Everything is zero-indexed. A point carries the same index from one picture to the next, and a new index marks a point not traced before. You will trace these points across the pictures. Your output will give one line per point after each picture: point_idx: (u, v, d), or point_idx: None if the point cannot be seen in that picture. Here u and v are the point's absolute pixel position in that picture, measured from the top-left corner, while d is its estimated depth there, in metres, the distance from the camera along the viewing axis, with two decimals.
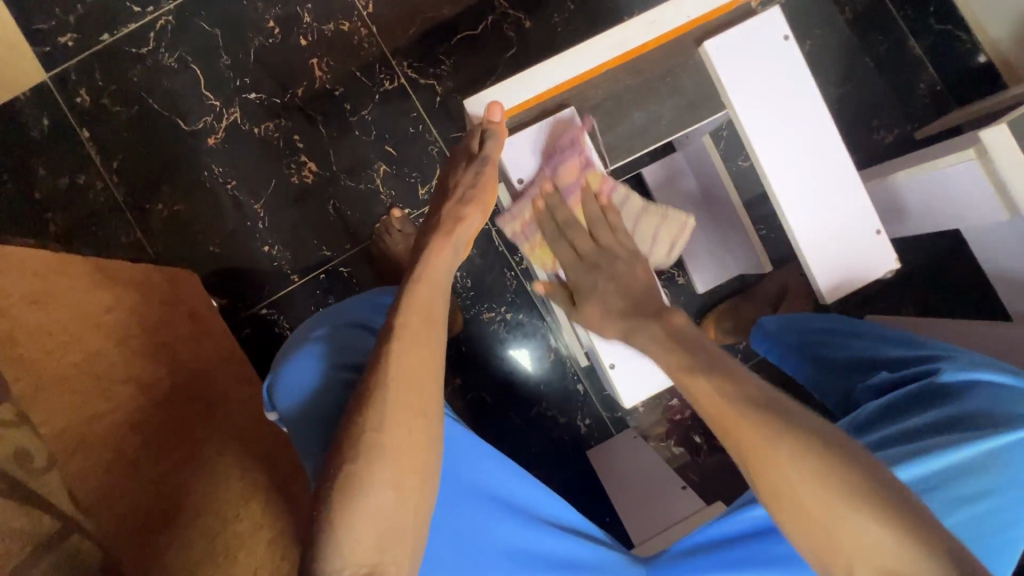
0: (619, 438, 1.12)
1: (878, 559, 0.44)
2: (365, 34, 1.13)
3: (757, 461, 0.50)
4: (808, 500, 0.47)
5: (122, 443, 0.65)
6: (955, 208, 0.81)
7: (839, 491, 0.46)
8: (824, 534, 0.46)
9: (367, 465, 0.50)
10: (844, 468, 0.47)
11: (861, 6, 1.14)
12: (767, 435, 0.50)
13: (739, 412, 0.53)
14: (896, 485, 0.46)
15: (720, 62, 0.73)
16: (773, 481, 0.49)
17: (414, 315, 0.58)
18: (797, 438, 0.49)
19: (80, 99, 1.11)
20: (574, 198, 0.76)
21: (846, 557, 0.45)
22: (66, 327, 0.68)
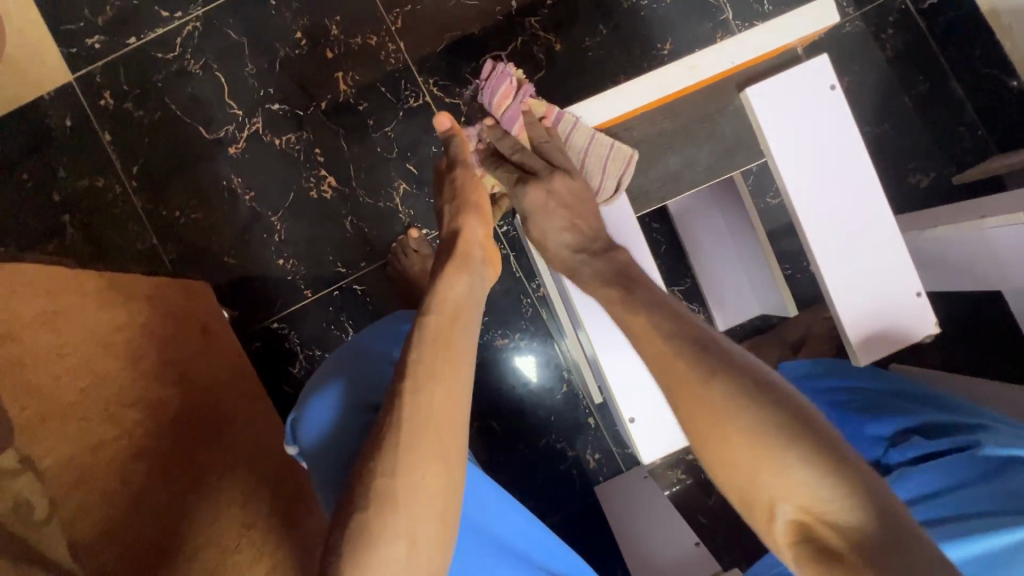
0: (629, 476, 1.09)
1: (797, 499, 0.43)
2: (393, 49, 1.12)
3: (683, 396, 0.50)
4: (737, 455, 0.46)
5: (128, 474, 0.63)
6: (1002, 269, 0.77)
7: (762, 439, 0.45)
8: (746, 482, 0.46)
9: (380, 513, 0.50)
10: (768, 413, 0.46)
11: (903, 44, 1.10)
12: (700, 388, 0.49)
13: (672, 352, 0.53)
14: (821, 430, 0.45)
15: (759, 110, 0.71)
16: (699, 438, 0.49)
17: (428, 351, 0.58)
18: (727, 379, 0.49)
19: (103, 102, 1.10)
20: (517, 127, 0.81)
21: (767, 496, 0.45)
22: (77, 348, 0.67)
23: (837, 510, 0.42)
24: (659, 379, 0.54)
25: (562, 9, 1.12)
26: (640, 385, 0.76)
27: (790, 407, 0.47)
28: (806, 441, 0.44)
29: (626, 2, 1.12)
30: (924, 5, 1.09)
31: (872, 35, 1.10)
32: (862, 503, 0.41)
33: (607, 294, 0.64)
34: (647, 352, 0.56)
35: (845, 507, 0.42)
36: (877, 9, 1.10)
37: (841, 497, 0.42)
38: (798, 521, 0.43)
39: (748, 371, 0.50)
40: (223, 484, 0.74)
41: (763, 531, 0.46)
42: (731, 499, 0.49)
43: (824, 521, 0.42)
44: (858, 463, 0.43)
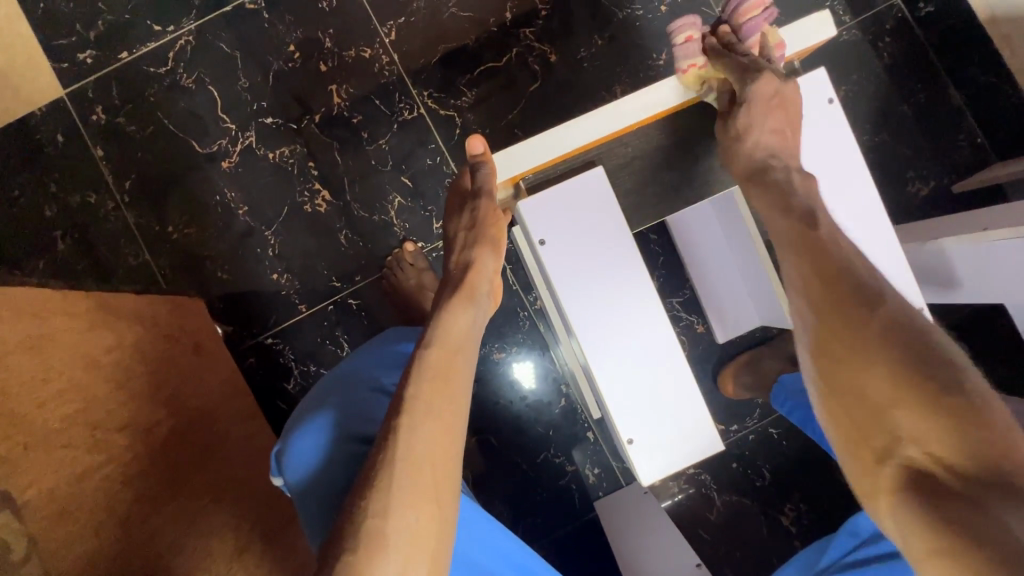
0: (629, 491, 1.07)
1: (924, 440, 0.46)
2: (387, 61, 1.11)
3: (834, 330, 0.54)
4: (869, 391, 0.50)
5: (115, 501, 0.62)
6: (1005, 283, 0.75)
7: (902, 379, 0.48)
8: (870, 417, 0.50)
9: (369, 555, 0.49)
10: (920, 358, 0.48)
11: (900, 52, 1.09)
12: (859, 318, 0.53)
13: (840, 287, 0.56)
14: (973, 389, 0.46)
15: (769, 104, 0.68)
16: (839, 371, 0.52)
17: (425, 388, 0.60)
18: (891, 322, 0.51)
19: (95, 117, 1.09)
20: (752, 40, 0.73)
21: (888, 435, 0.48)
22: (62, 373, 0.66)
23: (961, 458, 0.44)
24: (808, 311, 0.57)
25: (557, 20, 1.11)
26: (636, 405, 0.75)
27: (941, 357, 0.48)
28: (953, 392, 0.46)
29: (621, 13, 1.11)
30: (920, 13, 1.09)
31: (869, 43, 1.10)
32: (985, 455, 0.44)
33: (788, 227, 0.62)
34: (801, 283, 0.59)
35: (967, 455, 0.44)
36: (873, 17, 1.10)
37: (967, 447, 0.44)
38: (913, 462, 0.47)
39: (913, 321, 0.52)
40: (212, 509, 0.74)
41: (868, 469, 0.50)
42: (841, 436, 0.53)
43: (943, 465, 0.45)
44: (1003, 426, 0.45)
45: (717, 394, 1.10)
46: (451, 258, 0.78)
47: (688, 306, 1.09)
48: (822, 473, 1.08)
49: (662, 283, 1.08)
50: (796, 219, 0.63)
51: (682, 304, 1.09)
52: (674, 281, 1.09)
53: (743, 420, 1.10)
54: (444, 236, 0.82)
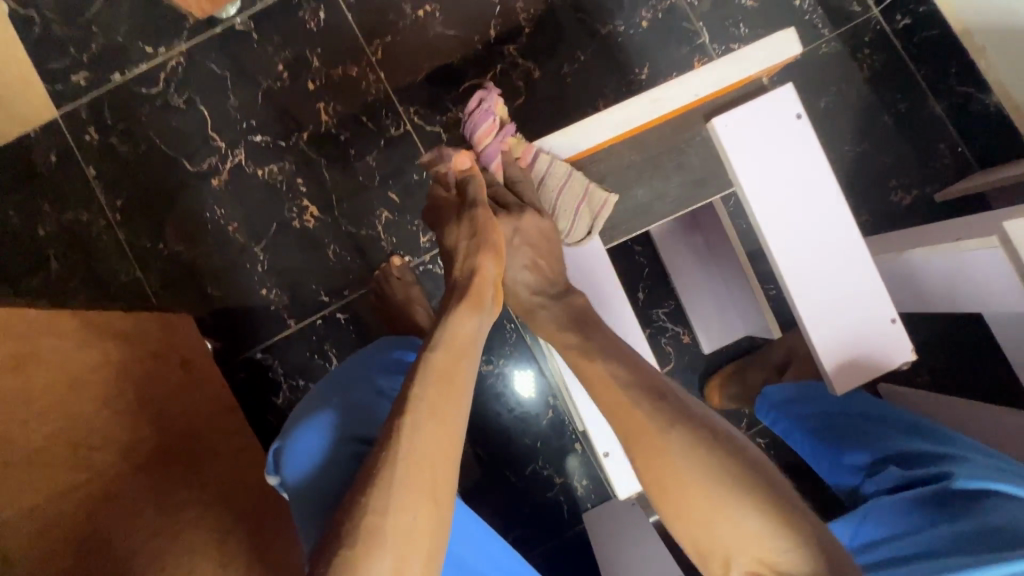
0: (618, 502, 1.06)
1: (749, 548, 0.51)
2: (373, 79, 1.13)
3: (646, 445, 0.58)
4: (693, 507, 0.54)
5: (98, 516, 0.64)
6: (982, 293, 0.76)
7: (715, 489, 0.53)
8: (700, 531, 0.54)
9: (365, 552, 0.50)
10: (726, 465, 0.54)
11: (879, 63, 1.11)
12: (660, 435, 0.57)
13: (634, 403, 0.61)
14: (767, 486, 0.53)
15: (518, 243, 0.78)
16: (660, 486, 0.56)
17: (430, 389, 0.60)
18: (690, 433, 0.57)
19: (88, 138, 1.11)
20: (495, 164, 0.81)
21: (722, 547, 0.52)
22: (46, 393, 0.68)
23: (787, 559, 0.50)
24: (617, 425, 0.62)
25: (540, 37, 1.13)
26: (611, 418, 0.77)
27: (741, 461, 0.55)
28: (755, 491, 0.53)
29: (604, 29, 1.13)
30: (898, 25, 1.10)
31: (849, 54, 1.11)
32: (801, 551, 0.49)
33: (569, 342, 0.71)
34: (607, 402, 0.63)
35: (789, 555, 0.50)
36: (852, 29, 1.11)
37: (786, 546, 0.50)
38: (750, 570, 0.51)
39: (702, 424, 0.58)
40: (197, 523, 0.74)
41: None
42: (688, 550, 0.56)
43: (775, 570, 0.50)
44: (802, 514, 0.52)
45: None
46: (454, 270, 0.76)
47: (674, 317, 1.09)
48: (811, 483, 1.08)
49: (648, 294, 1.09)
50: (574, 338, 0.71)
51: (667, 315, 1.08)
52: (661, 292, 1.09)
53: None
54: (442, 246, 0.79)
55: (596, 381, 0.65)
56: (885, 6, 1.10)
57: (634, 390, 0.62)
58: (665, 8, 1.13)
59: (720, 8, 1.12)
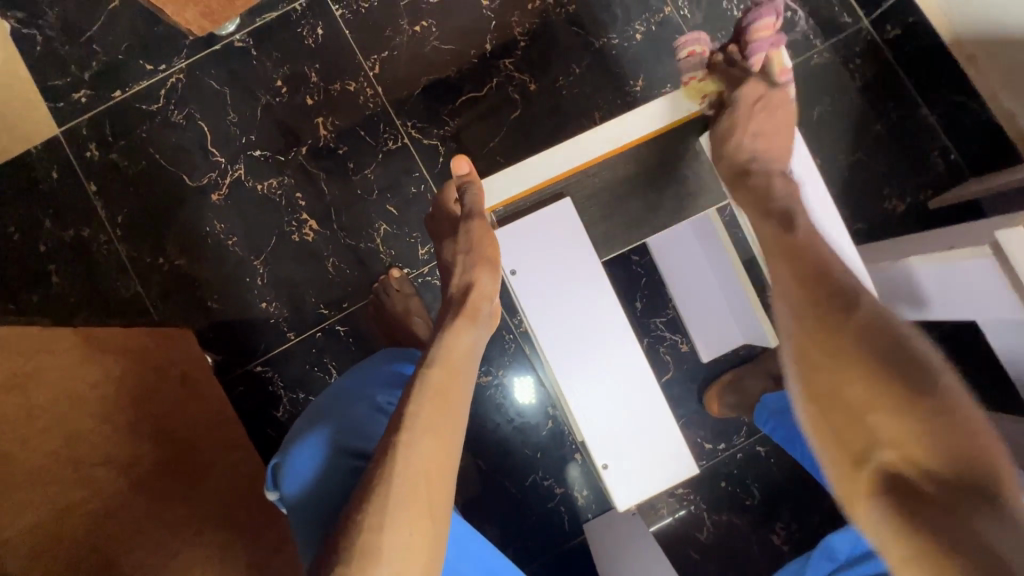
0: (618, 512, 1.06)
1: (899, 443, 0.47)
2: (371, 94, 1.14)
3: (816, 334, 0.55)
4: (852, 390, 0.50)
5: (100, 533, 0.64)
6: (974, 303, 0.76)
7: (888, 380, 0.49)
8: (845, 417, 0.50)
9: (362, 567, 0.50)
10: (901, 362, 0.50)
11: (870, 73, 1.12)
12: (840, 329, 0.54)
13: (825, 297, 0.58)
14: (949, 396, 0.48)
15: (754, 106, 0.77)
16: (820, 367, 0.53)
17: (426, 405, 0.61)
18: (873, 331, 0.53)
19: (89, 154, 1.13)
20: (756, 60, 0.77)
21: (865, 436, 0.49)
22: (48, 412, 0.68)
23: (937, 463, 0.45)
24: (791, 313, 0.59)
25: (536, 50, 1.14)
26: (609, 430, 0.78)
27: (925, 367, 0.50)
28: (926, 392, 0.48)
29: (598, 42, 1.14)
30: (888, 35, 1.11)
31: (841, 64, 1.13)
32: (954, 455, 0.45)
33: (770, 235, 0.68)
34: (796, 292, 0.60)
35: (942, 457, 0.45)
36: (843, 40, 1.13)
37: (941, 450, 0.46)
38: (889, 464, 0.47)
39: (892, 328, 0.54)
40: (197, 540, 0.74)
41: (837, 467, 0.50)
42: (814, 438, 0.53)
43: (918, 470, 0.46)
44: (979, 433, 0.47)
45: (703, 413, 1.10)
46: (452, 282, 0.78)
47: (670, 326, 1.10)
48: (810, 491, 1.08)
49: (646, 302, 1.09)
50: (777, 221, 0.69)
51: (665, 324, 1.10)
52: (658, 301, 1.10)
53: (730, 439, 1.10)
54: (442, 262, 0.82)
55: (784, 279, 0.63)
56: (874, 17, 1.12)
57: (825, 286, 0.59)
58: (658, 21, 1.14)
59: (713, 21, 1.14)
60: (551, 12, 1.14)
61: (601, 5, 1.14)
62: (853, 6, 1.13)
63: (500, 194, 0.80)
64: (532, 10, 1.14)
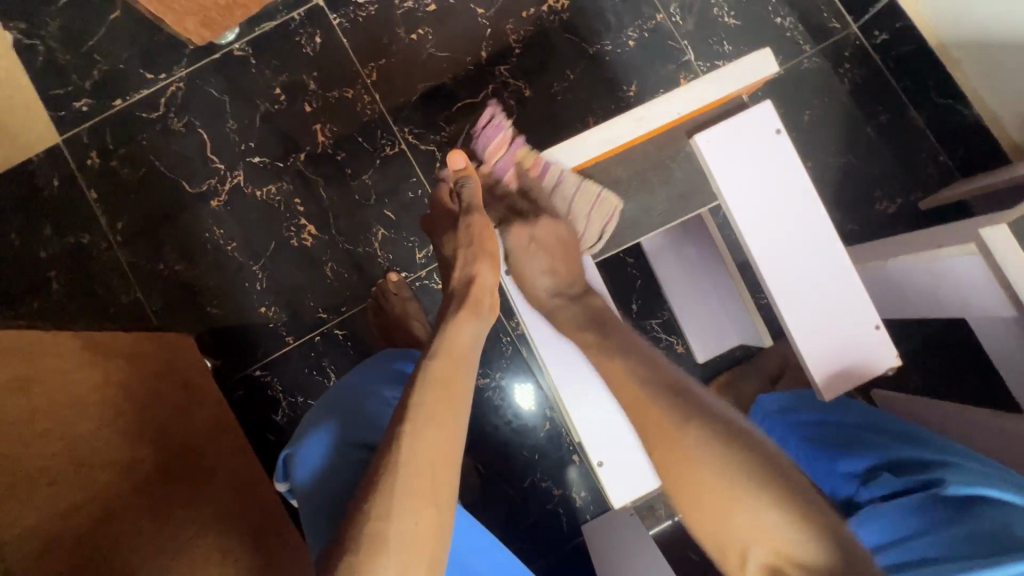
0: (617, 515, 1.04)
1: (766, 542, 0.51)
2: (369, 101, 1.16)
3: (661, 439, 0.59)
4: (712, 496, 0.54)
5: (99, 534, 0.65)
6: (963, 299, 0.78)
7: (734, 480, 0.54)
8: (718, 526, 0.54)
9: (367, 558, 0.51)
10: (742, 463, 0.55)
11: (859, 77, 1.15)
12: (676, 434, 0.58)
13: (649, 398, 0.62)
14: (788, 478, 0.54)
15: (530, 248, 0.82)
16: (678, 474, 0.57)
17: (430, 396, 0.62)
18: (704, 429, 0.58)
19: (90, 162, 1.14)
20: (507, 173, 0.87)
21: (741, 541, 0.53)
22: (50, 413, 0.69)
23: (805, 554, 0.50)
24: (634, 418, 0.63)
25: (530, 57, 1.16)
26: (608, 429, 0.79)
27: (758, 455, 0.55)
28: (773, 480, 0.53)
29: (592, 48, 1.16)
30: (877, 40, 1.13)
31: (830, 69, 1.15)
32: (819, 543, 0.50)
33: (585, 339, 0.74)
34: (624, 397, 0.65)
35: (808, 549, 0.50)
36: (832, 45, 1.15)
37: (805, 541, 0.50)
38: (768, 563, 0.51)
39: (712, 416, 0.59)
40: (196, 542, 0.74)
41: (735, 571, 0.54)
42: (705, 542, 0.56)
43: (793, 564, 0.50)
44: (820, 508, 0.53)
45: None
46: (452, 276, 0.80)
47: (666, 327, 1.11)
48: None
49: (641, 304, 1.11)
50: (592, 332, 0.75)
51: (660, 325, 1.10)
52: (653, 302, 1.11)
53: None
54: (442, 257, 0.84)
55: (613, 379, 0.67)
56: (863, 22, 1.14)
57: (651, 387, 0.63)
58: (650, 28, 1.16)
59: (703, 28, 1.16)
60: (545, 20, 1.16)
61: (594, 13, 1.16)
62: (842, 11, 1.15)
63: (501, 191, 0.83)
64: (526, 18, 1.16)
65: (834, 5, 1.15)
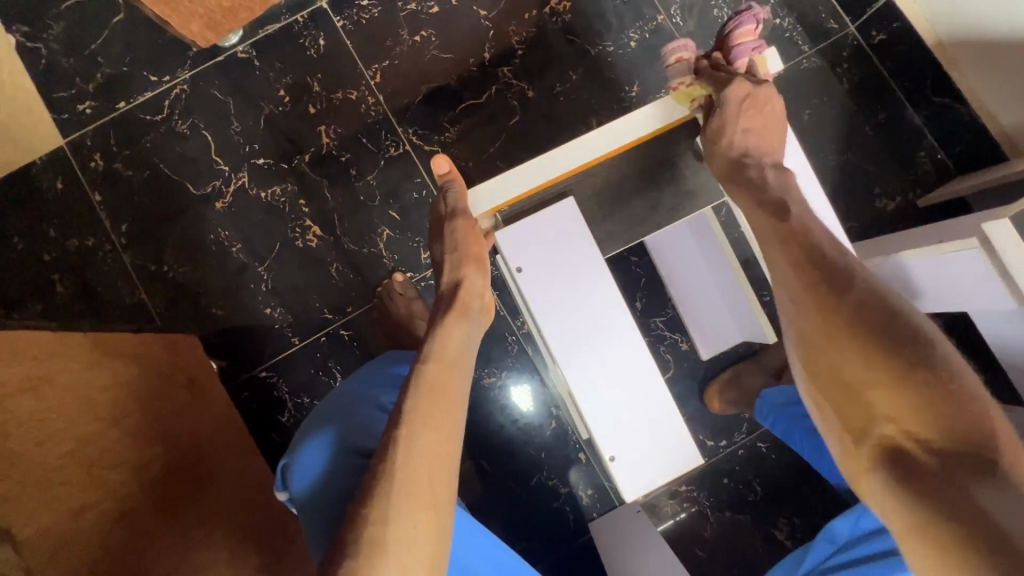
0: (623, 511, 1.06)
1: (895, 418, 0.53)
2: (373, 102, 1.16)
3: (821, 313, 0.60)
4: (850, 369, 0.56)
5: (113, 535, 0.65)
6: (965, 293, 0.79)
7: (879, 356, 0.55)
8: (848, 397, 0.56)
9: (369, 560, 0.51)
10: (893, 344, 0.55)
11: (857, 77, 1.16)
12: (835, 309, 0.59)
13: (819, 275, 0.63)
14: (945, 366, 0.53)
15: (745, 106, 0.76)
16: (824, 343, 0.59)
17: (423, 399, 0.63)
18: (865, 311, 0.58)
19: (94, 164, 1.14)
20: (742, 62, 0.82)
21: (866, 415, 0.55)
22: (62, 412, 0.70)
23: (931, 433, 0.51)
24: (793, 291, 0.64)
25: (532, 58, 1.17)
26: (616, 426, 0.80)
27: (912, 340, 0.55)
28: (923, 366, 0.53)
29: (594, 49, 1.17)
30: (874, 40, 1.15)
31: (830, 69, 1.16)
32: (948, 428, 0.50)
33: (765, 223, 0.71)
34: (788, 271, 0.66)
35: (933, 430, 0.51)
36: (830, 45, 1.16)
37: (936, 421, 0.51)
38: (888, 438, 0.53)
39: (882, 299, 0.59)
40: (205, 543, 0.74)
41: (848, 443, 0.57)
42: (828, 415, 0.59)
43: (914, 439, 0.52)
44: (976, 401, 0.51)
45: (705, 411, 1.12)
46: (442, 279, 0.81)
47: (670, 325, 1.12)
48: (810, 485, 1.10)
49: (646, 302, 1.12)
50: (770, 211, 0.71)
51: (665, 324, 1.12)
52: (657, 300, 1.12)
53: (732, 435, 1.11)
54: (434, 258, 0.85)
55: (782, 266, 0.67)
56: (861, 22, 1.15)
57: (826, 270, 0.63)
58: (651, 29, 1.18)
59: (703, 29, 1.18)
60: (547, 22, 1.17)
61: (596, 15, 1.18)
62: (839, 12, 1.16)
63: (500, 194, 0.80)
64: (529, 19, 1.17)
65: (832, 6, 1.17)
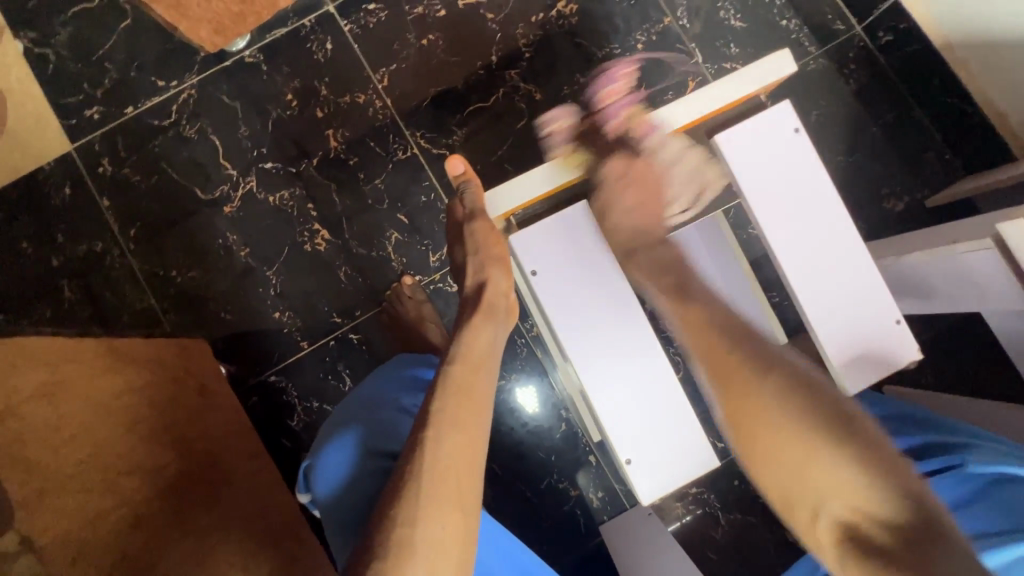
0: (634, 514, 1.06)
1: (844, 497, 0.52)
2: (381, 105, 1.17)
3: (742, 386, 0.60)
4: (785, 450, 0.55)
5: (126, 540, 0.68)
6: (979, 294, 0.78)
7: (809, 430, 0.55)
8: (791, 479, 0.55)
9: (398, 562, 0.51)
10: (817, 414, 0.56)
11: (865, 77, 1.16)
12: (751, 382, 0.59)
13: (726, 345, 0.64)
14: (864, 431, 0.55)
15: (619, 182, 0.80)
16: (754, 421, 0.58)
17: (451, 401, 0.63)
18: (781, 382, 0.59)
19: (102, 169, 1.14)
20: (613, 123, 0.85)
21: (814, 496, 0.53)
22: (77, 420, 0.74)
23: (878, 506, 0.51)
24: (704, 362, 0.64)
25: (540, 61, 1.17)
26: (630, 428, 0.80)
27: (828, 409, 0.57)
28: (849, 433, 0.54)
29: (601, 52, 1.18)
30: (881, 41, 1.15)
31: (837, 70, 1.17)
32: (893, 499, 0.50)
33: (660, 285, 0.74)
34: (698, 341, 0.66)
35: (881, 501, 0.51)
36: (837, 46, 1.17)
37: (879, 493, 0.51)
38: (843, 520, 0.52)
39: (791, 369, 0.61)
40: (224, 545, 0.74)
41: (802, 527, 0.55)
42: (771, 497, 0.57)
43: (865, 515, 0.51)
44: (899, 460, 0.53)
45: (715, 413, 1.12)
46: (465, 282, 0.82)
47: None
48: None
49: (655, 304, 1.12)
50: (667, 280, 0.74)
51: None
52: None
53: None
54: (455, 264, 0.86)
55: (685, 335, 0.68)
56: (868, 23, 1.15)
57: (734, 340, 0.64)
58: (659, 31, 1.18)
59: (710, 30, 1.18)
60: (554, 25, 1.18)
61: (603, 17, 1.18)
62: (846, 13, 1.17)
63: (505, 200, 0.81)
64: (535, 22, 1.18)
65: (839, 8, 1.17)
